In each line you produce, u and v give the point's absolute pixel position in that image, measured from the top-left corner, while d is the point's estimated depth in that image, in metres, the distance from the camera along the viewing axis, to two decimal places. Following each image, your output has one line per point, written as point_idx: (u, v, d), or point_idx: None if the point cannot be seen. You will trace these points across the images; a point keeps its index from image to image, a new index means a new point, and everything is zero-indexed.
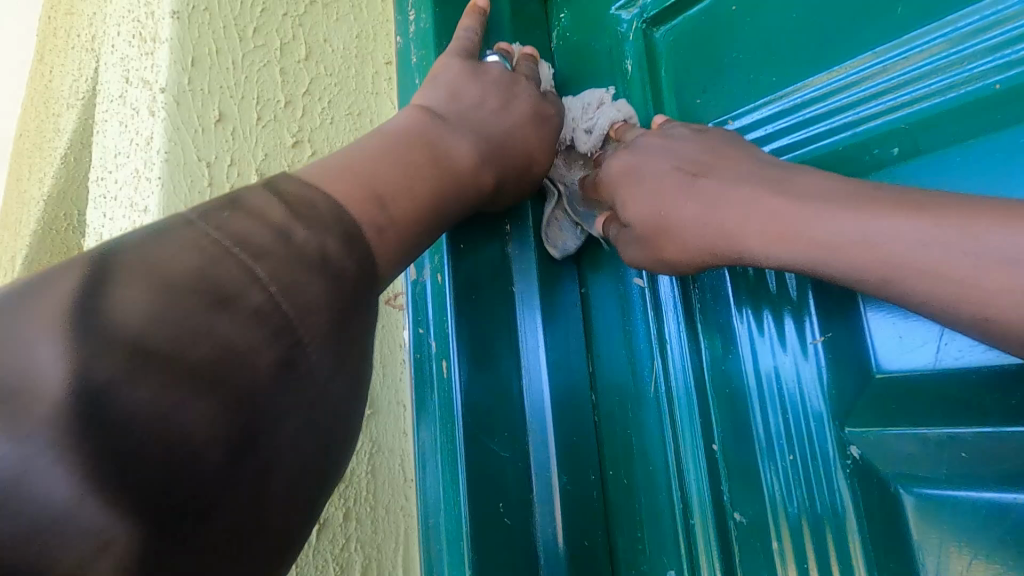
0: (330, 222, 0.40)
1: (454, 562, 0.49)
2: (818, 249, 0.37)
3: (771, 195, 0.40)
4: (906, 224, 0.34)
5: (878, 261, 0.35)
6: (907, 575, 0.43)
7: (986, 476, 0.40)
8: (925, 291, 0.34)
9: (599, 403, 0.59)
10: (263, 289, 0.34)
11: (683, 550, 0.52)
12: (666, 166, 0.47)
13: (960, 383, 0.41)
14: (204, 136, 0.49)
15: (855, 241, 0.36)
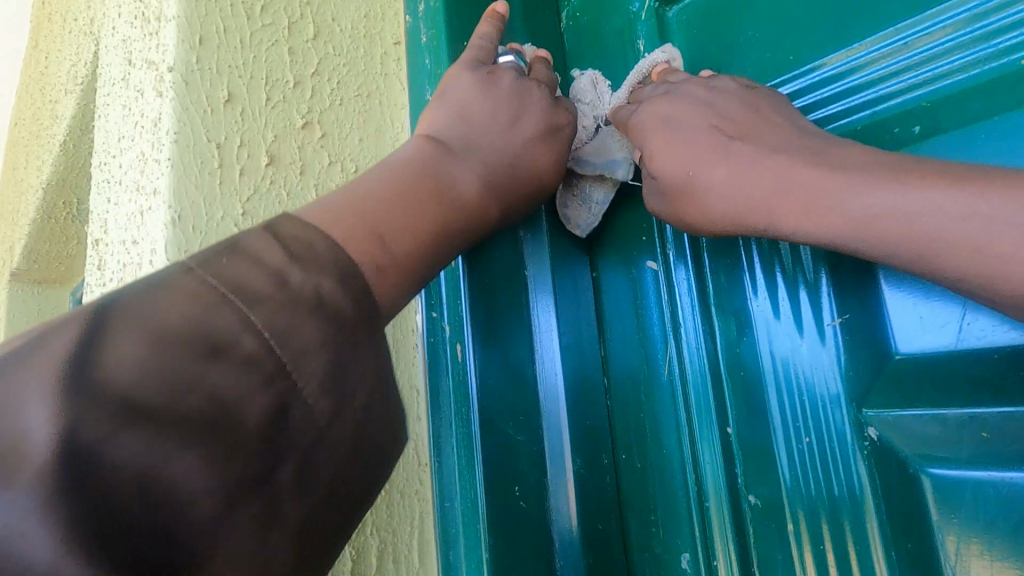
0: (331, 259, 0.37)
1: (471, 546, 0.49)
2: (849, 226, 0.37)
3: (800, 160, 0.39)
4: (938, 200, 0.34)
5: (913, 237, 0.35)
6: (925, 555, 0.43)
7: (1007, 457, 0.40)
8: (958, 269, 0.34)
9: (611, 388, 0.59)
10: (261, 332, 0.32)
11: (697, 533, 0.52)
12: (704, 123, 0.45)
13: (982, 363, 0.41)
14: (213, 117, 0.48)
15: (888, 217, 0.35)
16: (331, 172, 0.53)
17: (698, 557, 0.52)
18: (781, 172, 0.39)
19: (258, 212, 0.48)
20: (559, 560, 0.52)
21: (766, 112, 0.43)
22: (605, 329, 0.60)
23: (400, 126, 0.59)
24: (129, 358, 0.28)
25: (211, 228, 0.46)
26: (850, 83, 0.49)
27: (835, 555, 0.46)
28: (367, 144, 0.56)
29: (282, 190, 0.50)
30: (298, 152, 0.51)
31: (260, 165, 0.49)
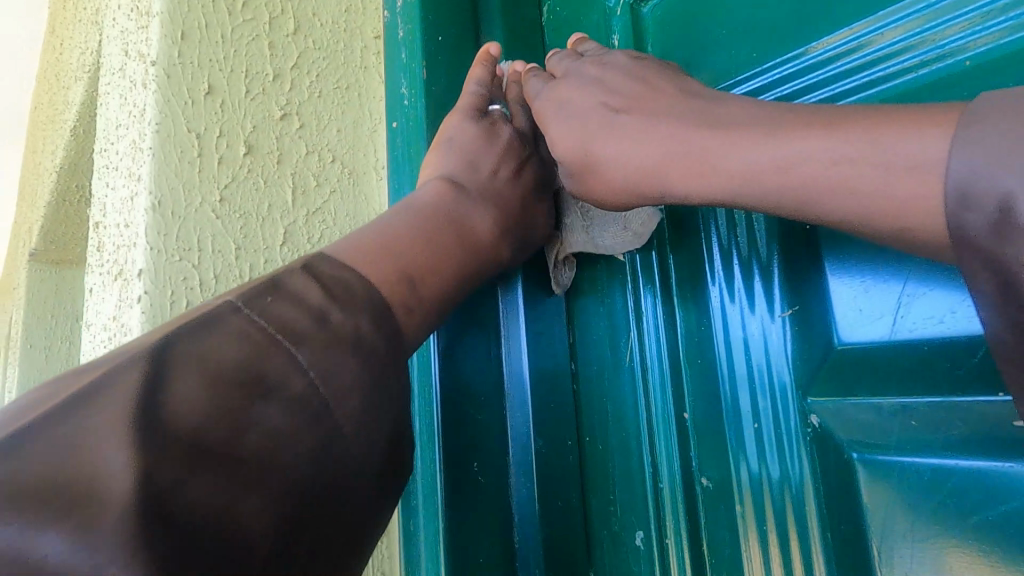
0: (361, 301, 0.40)
1: (428, 517, 0.52)
2: (736, 181, 0.38)
3: (692, 126, 0.41)
4: (822, 144, 0.34)
5: (788, 182, 0.36)
6: (855, 536, 0.45)
7: (931, 443, 0.42)
8: (841, 207, 0.34)
9: (578, 371, 0.61)
10: (305, 373, 0.35)
11: (652, 512, 0.55)
12: (594, 101, 0.48)
13: (909, 355, 0.43)
14: (194, 108, 0.52)
15: (771, 166, 0.36)
16: (308, 162, 0.58)
17: (652, 536, 0.55)
18: (670, 136, 0.42)
19: (235, 198, 0.53)
20: (519, 534, 0.56)
21: (653, 83, 0.46)
22: (575, 310, 0.62)
23: (378, 118, 0.63)
24: (197, 394, 0.31)
25: (189, 214, 0.50)
26: (809, 80, 0.50)
27: (774, 533, 0.49)
28: (345, 135, 0.60)
29: (259, 178, 0.54)
30: (276, 142, 0.56)
31: (238, 153, 0.53)
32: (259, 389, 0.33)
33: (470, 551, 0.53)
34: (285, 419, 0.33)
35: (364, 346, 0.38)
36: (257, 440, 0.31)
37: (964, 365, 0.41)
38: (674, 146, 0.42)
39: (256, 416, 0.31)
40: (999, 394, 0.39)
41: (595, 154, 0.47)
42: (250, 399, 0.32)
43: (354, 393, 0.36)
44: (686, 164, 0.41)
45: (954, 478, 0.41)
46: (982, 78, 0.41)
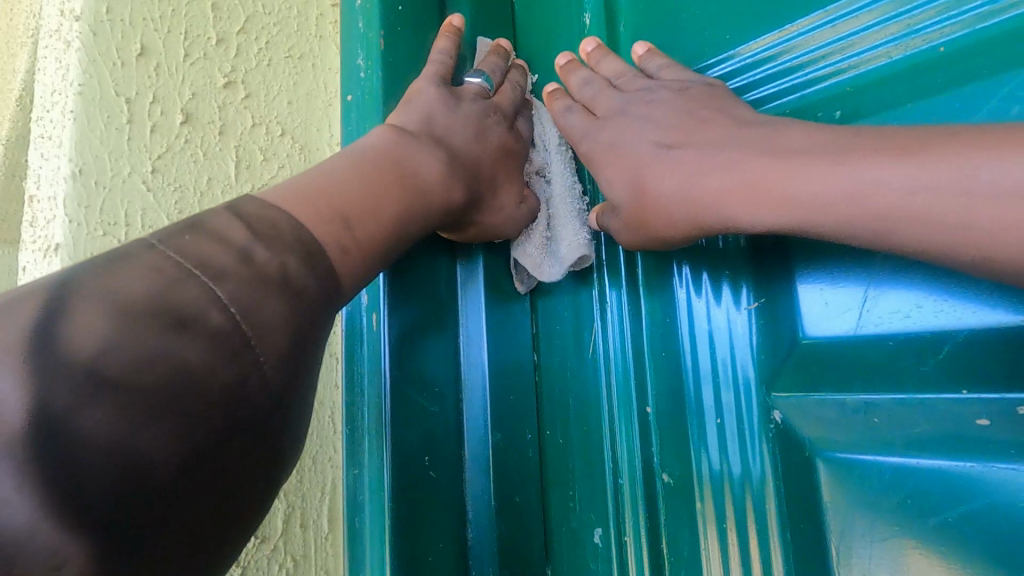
0: (291, 244, 0.38)
1: (375, 511, 0.49)
2: (802, 214, 0.39)
3: (757, 153, 0.41)
4: (893, 170, 0.36)
5: (865, 213, 0.37)
6: (815, 534, 0.45)
7: (892, 443, 0.43)
8: (923, 238, 0.35)
9: (541, 363, 0.59)
10: (225, 309, 0.32)
11: (611, 508, 0.54)
12: (642, 139, 0.49)
13: (870, 345, 0.43)
14: (123, 71, 0.51)
15: (845, 197, 0.37)
16: (255, 134, 0.56)
17: (610, 533, 0.54)
18: (736, 164, 0.42)
19: (169, 168, 0.52)
20: (473, 544, 0.54)
21: (699, 114, 0.46)
22: (540, 292, 0.59)
23: (334, 91, 0.61)
24: (104, 324, 0.28)
25: (114, 184, 0.49)
26: (779, 66, 0.48)
27: (733, 530, 0.49)
28: (296, 108, 0.59)
29: (198, 149, 0.53)
30: (217, 110, 0.54)
31: (174, 121, 0.52)
32: (172, 320, 0.30)
33: (421, 548, 0.50)
34: (200, 355, 0.30)
35: (291, 289, 0.36)
36: (168, 373, 0.29)
37: (928, 362, 0.41)
38: (735, 175, 0.42)
39: (166, 351, 0.29)
40: (965, 393, 0.40)
41: (652, 192, 0.47)
42: (162, 330, 0.29)
43: (276, 336, 0.34)
44: (747, 196, 0.41)
45: (916, 478, 0.42)
46: (956, 64, 0.41)
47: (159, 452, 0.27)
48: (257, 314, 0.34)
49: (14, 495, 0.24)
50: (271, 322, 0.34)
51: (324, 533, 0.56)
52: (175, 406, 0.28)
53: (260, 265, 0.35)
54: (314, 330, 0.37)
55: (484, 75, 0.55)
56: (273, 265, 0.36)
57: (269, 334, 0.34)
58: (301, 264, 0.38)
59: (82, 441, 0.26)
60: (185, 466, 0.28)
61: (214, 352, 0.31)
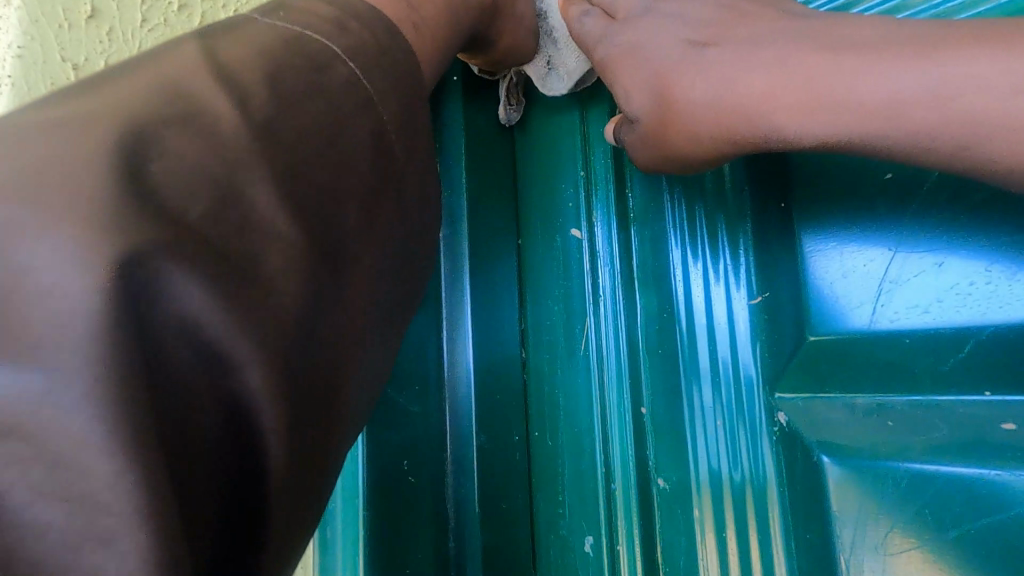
0: (367, 27, 0.32)
1: (348, 515, 0.45)
2: (874, 117, 0.34)
3: (811, 49, 0.37)
4: (980, 54, 0.32)
5: (951, 112, 0.32)
6: (824, 544, 0.43)
7: (908, 447, 0.41)
8: (1005, 143, 0.32)
9: (528, 361, 0.56)
10: (345, 63, 0.30)
11: (603, 516, 0.50)
12: (676, 41, 0.45)
13: (885, 345, 0.41)
14: (70, 33, 0.47)
15: (925, 92, 0.33)
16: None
17: (602, 543, 0.50)
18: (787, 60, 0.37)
19: None
20: (455, 551, 0.51)
21: (739, 11, 0.43)
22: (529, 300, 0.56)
23: None
24: (251, 62, 0.28)
25: None
26: None
27: (734, 539, 0.46)
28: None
29: None
30: None
31: None
32: (309, 63, 0.29)
33: (402, 556, 0.46)
34: (350, 99, 0.30)
35: (387, 61, 0.32)
36: (325, 108, 0.28)
37: (948, 361, 0.40)
38: (787, 71, 0.37)
39: (321, 89, 0.29)
40: (987, 394, 0.39)
41: (688, 103, 0.42)
42: (309, 68, 0.29)
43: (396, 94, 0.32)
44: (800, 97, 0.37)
45: (935, 485, 0.40)
46: None
47: (339, 188, 0.28)
48: (374, 75, 0.31)
49: (260, 184, 0.25)
50: (393, 85, 0.32)
51: None
52: (340, 144, 0.29)
53: (354, 33, 0.31)
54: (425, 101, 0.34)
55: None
56: (370, 35, 0.32)
57: (389, 98, 0.31)
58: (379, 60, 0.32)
59: (284, 155, 0.26)
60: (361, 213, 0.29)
61: (354, 100, 0.30)
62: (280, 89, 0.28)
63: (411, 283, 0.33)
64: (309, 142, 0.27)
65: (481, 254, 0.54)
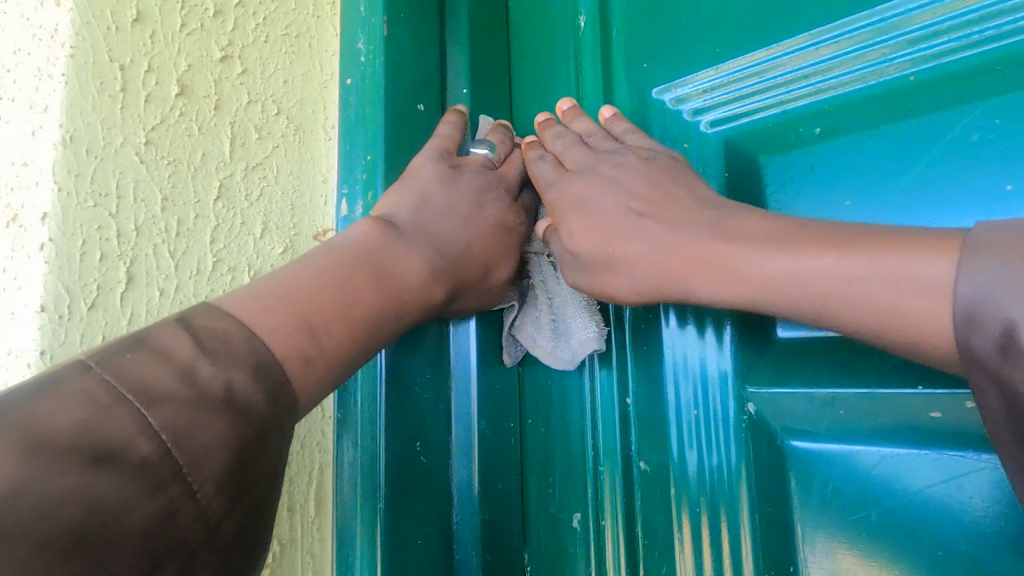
0: (242, 356, 0.38)
1: (367, 494, 0.51)
2: (759, 290, 0.41)
3: (717, 239, 0.44)
4: (834, 263, 0.38)
5: (809, 295, 0.39)
6: (782, 516, 0.50)
7: (858, 430, 0.47)
8: (858, 322, 0.38)
9: (524, 355, 0.62)
10: (156, 436, 0.33)
11: (589, 494, 0.58)
12: (611, 203, 0.51)
13: (834, 356, 0.47)
14: (118, 36, 0.48)
15: (792, 280, 0.40)
16: (250, 112, 0.55)
17: (588, 518, 0.58)
18: (694, 243, 0.45)
19: (163, 141, 0.50)
20: (459, 523, 0.57)
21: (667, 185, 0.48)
22: None
23: (330, 73, 0.60)
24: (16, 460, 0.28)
25: (106, 154, 0.47)
26: (765, 81, 0.54)
27: (707, 525, 0.52)
28: (292, 87, 0.58)
29: (193, 123, 0.51)
30: (213, 84, 0.53)
31: (169, 93, 0.50)
32: (97, 454, 0.30)
33: (411, 532, 0.52)
34: (125, 486, 0.30)
35: (235, 407, 0.36)
36: (82, 509, 0.28)
37: (889, 360, 0.45)
38: (694, 250, 0.45)
39: (89, 485, 0.29)
40: (920, 388, 0.44)
41: (624, 253, 0.49)
42: (88, 464, 0.30)
43: (220, 453, 0.35)
44: (709, 270, 0.44)
45: (876, 463, 0.46)
46: (924, 94, 0.47)
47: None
48: (190, 438, 0.34)
49: None
50: (208, 445, 0.34)
51: (311, 519, 0.54)
52: (86, 552, 0.28)
53: (204, 384, 0.35)
54: (266, 442, 0.38)
55: (490, 147, 0.58)
56: (218, 382, 0.36)
57: (209, 456, 0.34)
58: (248, 378, 0.38)
59: None
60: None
61: (136, 488, 0.31)
62: (15, 512, 0.27)
63: None
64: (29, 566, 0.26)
65: None
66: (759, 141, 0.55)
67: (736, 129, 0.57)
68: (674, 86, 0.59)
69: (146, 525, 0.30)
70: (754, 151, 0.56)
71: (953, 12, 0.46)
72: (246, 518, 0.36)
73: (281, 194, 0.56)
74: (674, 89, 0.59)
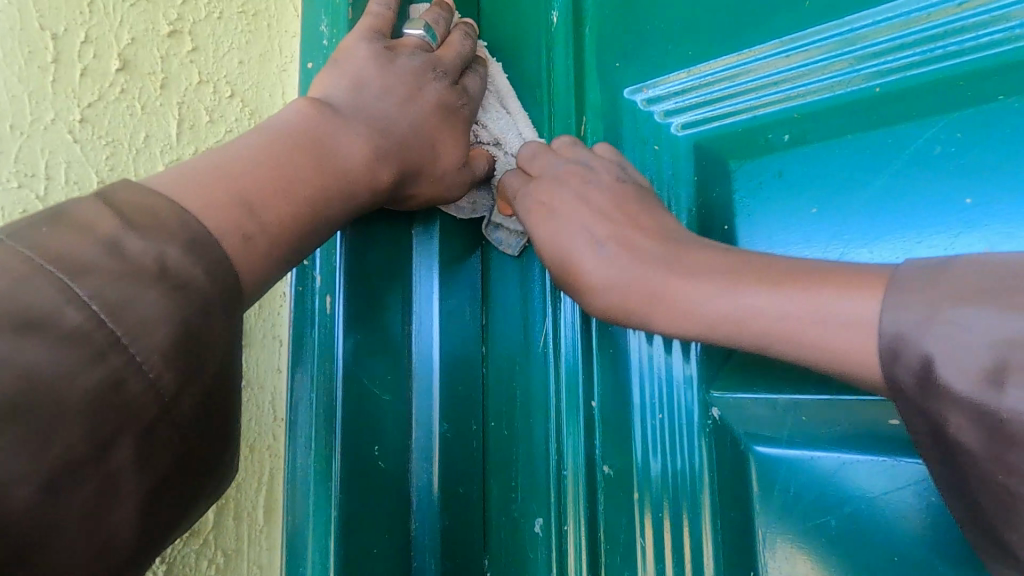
0: (173, 231, 0.35)
1: (320, 501, 0.48)
2: (701, 325, 0.42)
3: (665, 270, 0.44)
4: (777, 297, 0.39)
5: (746, 327, 0.40)
6: (744, 519, 0.50)
7: (819, 436, 0.48)
8: (799, 353, 0.38)
9: (489, 355, 0.60)
10: (85, 307, 0.30)
11: (552, 498, 0.56)
12: (579, 225, 0.48)
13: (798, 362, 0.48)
14: (51, 2, 0.45)
15: (731, 313, 0.40)
16: (200, 92, 0.51)
17: (550, 524, 0.56)
18: (648, 275, 0.44)
19: (100, 119, 0.46)
20: (418, 527, 0.55)
21: (635, 217, 0.47)
22: (488, 332, 0.60)
23: (290, 56, 0.57)
24: None
25: (34, 130, 0.43)
26: (735, 86, 0.54)
27: (668, 535, 0.52)
28: (247, 68, 0.55)
29: (135, 101, 0.48)
30: (160, 60, 0.49)
31: (109, 67, 0.47)
32: (18, 324, 0.29)
33: (365, 542, 0.50)
34: (53, 357, 0.29)
35: (171, 281, 0.33)
36: (9, 379, 0.28)
37: None
38: (655, 277, 0.44)
39: (12, 355, 0.28)
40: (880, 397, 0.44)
41: (583, 276, 0.47)
42: (9, 334, 0.28)
43: (159, 325, 0.32)
44: (658, 305, 0.43)
45: (835, 470, 0.47)
46: (892, 104, 0.48)
47: (3, 473, 0.27)
48: (124, 312, 0.31)
49: None
50: (147, 318, 0.32)
51: (259, 527, 0.51)
52: (24, 416, 0.28)
53: (134, 260, 0.32)
54: (217, 322, 0.35)
55: (428, 28, 0.53)
56: (150, 258, 0.33)
57: (149, 329, 0.32)
58: (182, 253, 0.34)
59: None
60: (43, 490, 0.28)
61: (71, 355, 0.29)
62: None
63: (121, 510, 0.31)
64: None
65: (452, 272, 0.57)
66: (728, 146, 0.55)
67: (708, 133, 0.56)
68: (645, 87, 0.58)
69: (84, 394, 0.29)
70: (723, 155, 0.55)
71: (916, 26, 0.47)
72: (205, 395, 0.35)
73: None
74: (645, 91, 0.59)
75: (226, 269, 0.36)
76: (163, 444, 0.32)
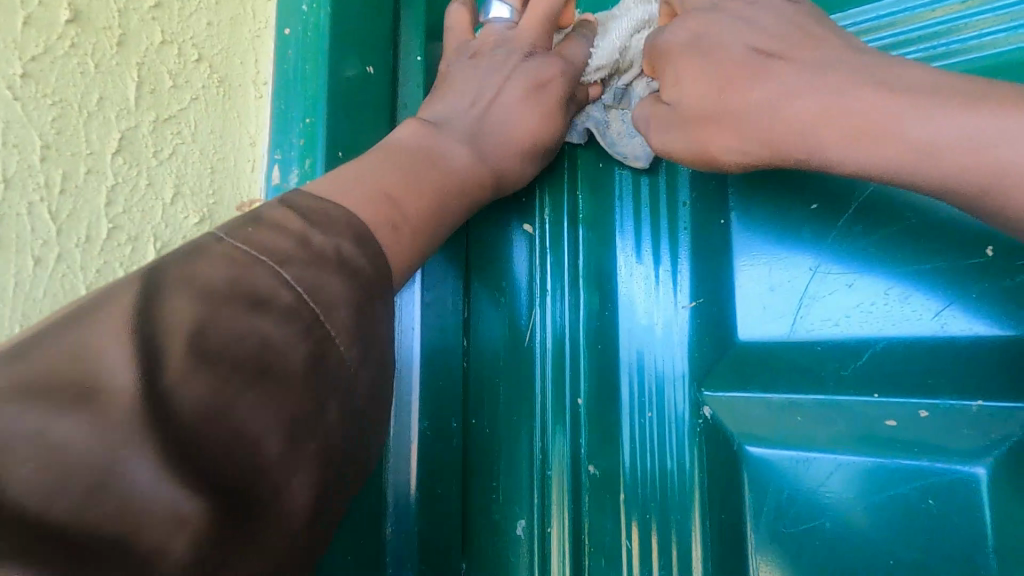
0: (340, 226, 0.36)
1: None
2: (910, 152, 0.37)
3: (870, 84, 0.39)
4: (997, 118, 0.35)
5: (971, 162, 0.36)
6: (733, 522, 0.48)
7: (816, 438, 0.47)
8: (1019, 196, 0.35)
9: (468, 351, 0.56)
10: (292, 287, 0.32)
11: (536, 498, 0.53)
12: (741, 43, 0.45)
13: (795, 359, 0.47)
14: None
15: (951, 135, 0.36)
16: (163, 54, 0.47)
17: (533, 525, 0.53)
18: (840, 90, 0.40)
19: (45, 76, 0.41)
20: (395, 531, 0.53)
21: (808, 29, 0.43)
22: (469, 326, 0.57)
23: (264, 21, 0.53)
24: (190, 310, 0.29)
25: None
26: None
27: (656, 541, 0.51)
28: (216, 31, 0.50)
29: (88, 57, 0.43)
30: (117, 14, 0.44)
31: (58, 18, 0.41)
32: (248, 302, 0.30)
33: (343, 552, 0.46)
34: (282, 329, 0.30)
35: (348, 267, 0.35)
36: (257, 346, 0.29)
37: (848, 366, 0.46)
38: (845, 96, 0.40)
39: (254, 325, 0.30)
40: (876, 396, 0.45)
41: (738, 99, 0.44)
42: (244, 310, 0.30)
43: (344, 305, 0.33)
44: (850, 122, 0.39)
45: (832, 472, 0.46)
46: None
47: (257, 426, 0.28)
48: (321, 291, 0.33)
49: (141, 462, 0.24)
50: (337, 297, 0.33)
51: None
52: (273, 380, 0.29)
53: (319, 247, 0.34)
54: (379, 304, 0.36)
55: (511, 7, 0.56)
56: (331, 248, 0.35)
57: (339, 307, 0.33)
58: (355, 244, 0.36)
59: (171, 412, 0.26)
60: (286, 446, 0.29)
61: (290, 327, 0.31)
62: (187, 343, 0.27)
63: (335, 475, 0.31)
64: (221, 388, 0.27)
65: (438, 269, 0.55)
66: None
67: None
68: None
69: (304, 361, 0.31)
70: None
71: (920, 22, 0.46)
72: (379, 376, 0.36)
73: (199, 155, 0.48)
74: None
75: (378, 254, 0.37)
76: (355, 415, 0.33)
